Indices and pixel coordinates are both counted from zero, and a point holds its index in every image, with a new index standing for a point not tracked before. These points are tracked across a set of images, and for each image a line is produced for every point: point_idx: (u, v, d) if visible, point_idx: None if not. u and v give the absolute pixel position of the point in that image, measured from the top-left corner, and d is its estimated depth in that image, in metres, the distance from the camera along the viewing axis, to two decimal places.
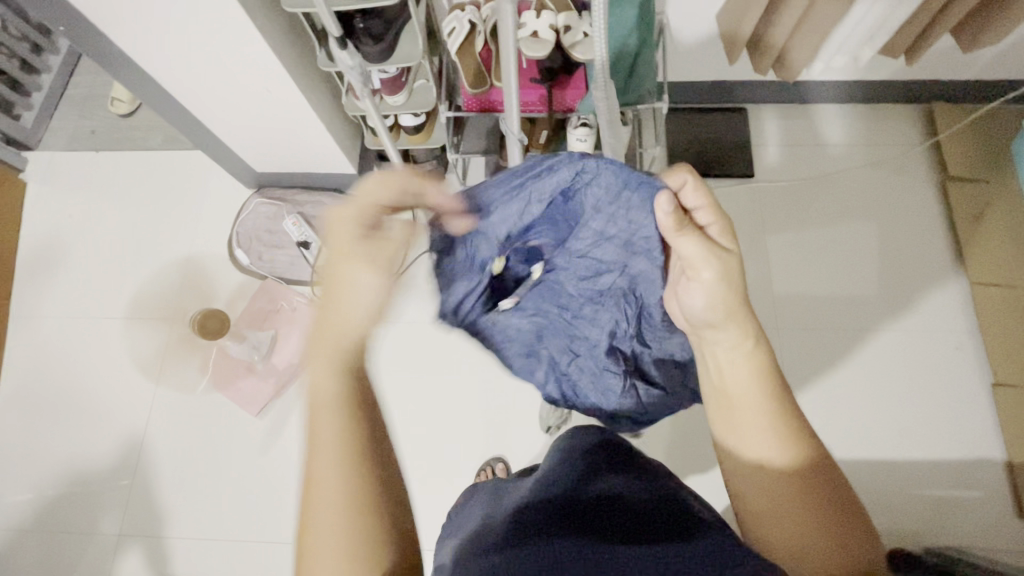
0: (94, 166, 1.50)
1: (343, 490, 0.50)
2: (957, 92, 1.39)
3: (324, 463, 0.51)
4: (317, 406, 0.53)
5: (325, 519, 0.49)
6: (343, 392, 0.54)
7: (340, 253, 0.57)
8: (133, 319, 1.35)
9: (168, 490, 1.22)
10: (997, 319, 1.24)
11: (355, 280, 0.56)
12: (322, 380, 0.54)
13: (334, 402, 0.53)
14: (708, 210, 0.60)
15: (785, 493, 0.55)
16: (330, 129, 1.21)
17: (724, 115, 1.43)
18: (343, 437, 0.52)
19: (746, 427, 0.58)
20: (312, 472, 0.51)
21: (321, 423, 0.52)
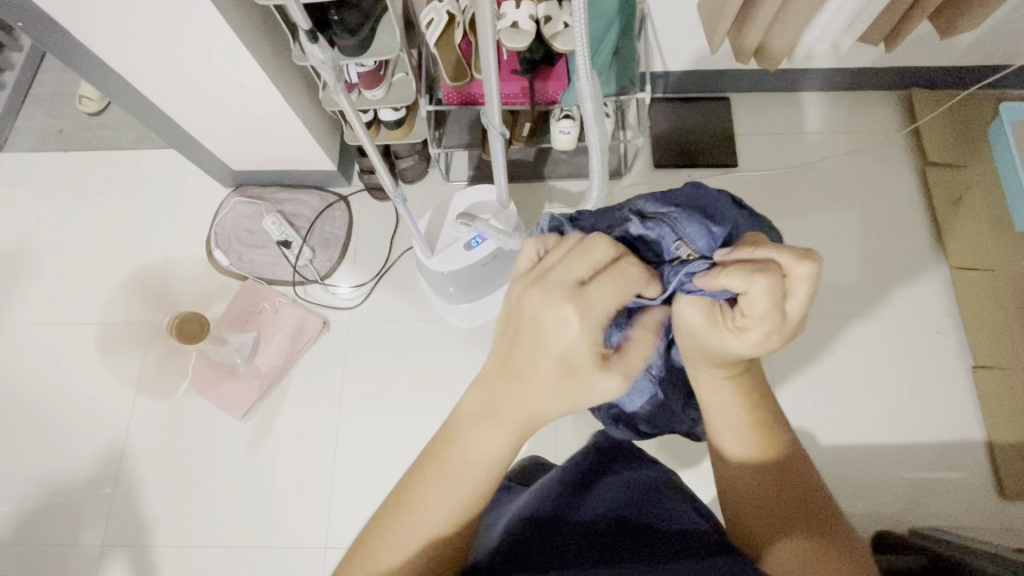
0: (63, 167, 1.45)
1: (437, 533, 0.51)
2: (934, 79, 1.40)
3: (439, 505, 0.50)
4: (456, 444, 0.52)
5: (413, 544, 0.50)
6: (493, 467, 0.52)
7: (542, 300, 0.50)
8: (110, 324, 1.31)
9: (153, 498, 1.20)
10: (976, 302, 1.26)
11: (547, 338, 0.50)
12: (484, 441, 0.51)
13: (484, 468, 0.51)
14: (754, 317, 0.53)
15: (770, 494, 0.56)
16: (307, 125, 1.18)
17: (706, 104, 1.43)
18: (469, 499, 0.51)
19: (726, 437, 0.60)
20: (419, 499, 0.51)
21: (457, 466, 0.51)
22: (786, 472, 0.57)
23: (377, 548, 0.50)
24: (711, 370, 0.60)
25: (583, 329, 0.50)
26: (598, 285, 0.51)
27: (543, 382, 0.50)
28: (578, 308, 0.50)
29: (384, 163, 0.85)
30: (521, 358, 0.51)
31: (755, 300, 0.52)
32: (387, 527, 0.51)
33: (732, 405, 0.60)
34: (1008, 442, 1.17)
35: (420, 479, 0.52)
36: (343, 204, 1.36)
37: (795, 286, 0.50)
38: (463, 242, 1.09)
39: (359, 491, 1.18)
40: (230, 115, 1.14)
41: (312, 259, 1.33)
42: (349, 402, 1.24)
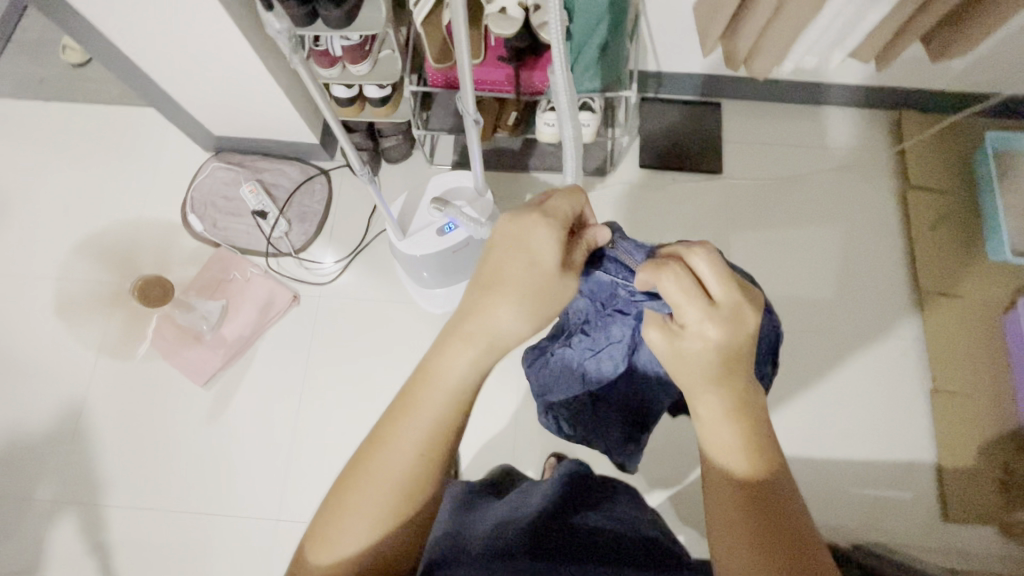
0: (40, 116, 1.42)
1: (405, 472, 0.54)
2: (925, 103, 1.40)
3: (411, 437, 0.55)
4: (427, 375, 0.57)
5: (383, 482, 0.54)
6: (464, 387, 0.57)
7: (521, 215, 0.60)
8: (76, 281, 1.29)
9: (109, 458, 1.20)
10: (942, 327, 1.28)
11: (524, 249, 0.59)
12: (455, 364, 0.57)
13: (452, 394, 0.56)
14: (690, 302, 0.56)
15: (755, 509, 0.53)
16: (289, 95, 1.16)
17: (699, 108, 1.42)
18: (442, 427, 0.56)
19: (717, 445, 0.56)
20: (389, 436, 0.55)
21: (431, 396, 0.56)
22: (778, 501, 0.53)
23: (356, 479, 0.54)
24: (710, 400, 0.56)
25: (555, 229, 0.59)
26: (557, 196, 0.62)
27: (511, 288, 0.58)
28: (546, 212, 0.60)
29: (348, 136, 0.85)
30: (496, 271, 0.59)
31: (671, 292, 0.57)
32: (361, 469, 0.54)
33: (734, 448, 0.55)
34: (958, 467, 1.20)
35: (396, 410, 0.56)
36: (324, 178, 1.35)
37: (701, 272, 0.58)
38: (435, 227, 1.08)
39: (315, 467, 1.19)
40: (208, 77, 1.11)
41: (288, 232, 1.31)
42: (313, 378, 1.24)
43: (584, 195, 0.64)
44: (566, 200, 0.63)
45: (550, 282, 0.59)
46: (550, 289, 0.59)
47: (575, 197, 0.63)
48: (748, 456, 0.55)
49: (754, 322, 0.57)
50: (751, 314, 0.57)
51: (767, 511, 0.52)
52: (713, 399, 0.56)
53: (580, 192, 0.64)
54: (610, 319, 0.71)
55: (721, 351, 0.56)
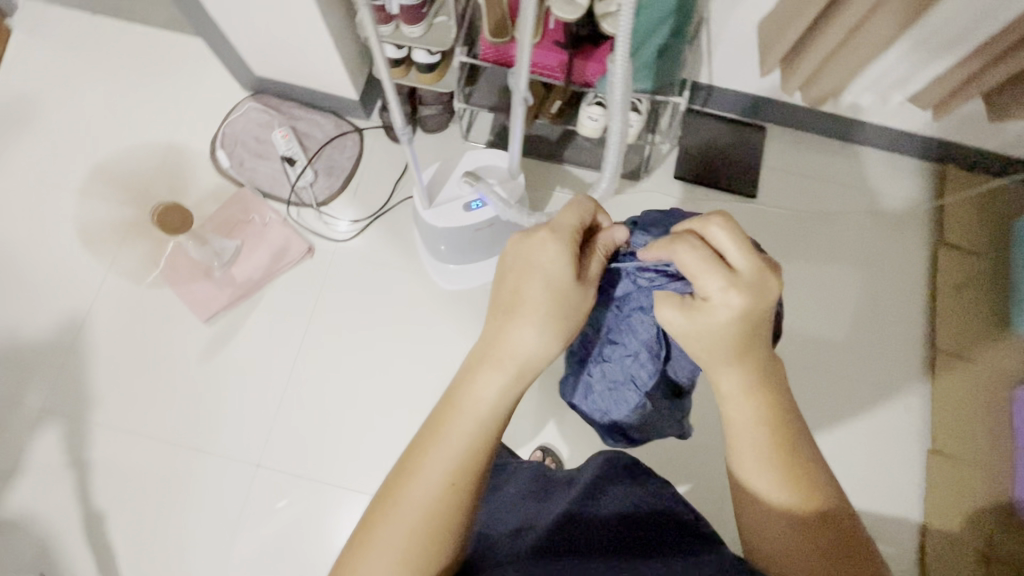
0: (85, 27, 1.41)
1: (435, 498, 0.53)
2: (974, 160, 1.37)
3: (440, 463, 0.54)
4: (456, 402, 0.57)
5: (413, 512, 0.53)
6: (494, 411, 0.57)
7: (532, 239, 0.62)
8: (97, 196, 1.29)
9: (102, 376, 1.20)
10: (951, 388, 1.26)
11: (537, 268, 0.61)
12: (485, 389, 0.57)
13: (483, 417, 0.57)
14: (706, 272, 0.56)
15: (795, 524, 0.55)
16: (337, 47, 1.15)
17: (742, 128, 1.40)
18: (472, 452, 0.55)
19: (751, 456, 0.57)
20: (419, 465, 0.55)
21: (460, 423, 0.56)
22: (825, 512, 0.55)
23: (385, 514, 0.53)
24: (728, 373, 0.59)
25: (564, 241, 0.62)
26: (561, 212, 0.64)
27: (537, 311, 0.59)
28: (551, 227, 0.63)
29: (398, 101, 0.83)
30: (517, 294, 0.61)
31: (687, 263, 0.57)
32: (389, 503, 0.54)
33: (751, 425, 0.58)
34: (943, 530, 1.18)
35: (426, 439, 0.56)
36: (356, 135, 1.34)
37: (719, 243, 0.57)
38: (463, 201, 1.06)
39: (304, 420, 1.19)
40: (258, 15, 1.10)
41: (313, 183, 1.30)
42: (315, 332, 1.23)
43: (588, 202, 0.65)
44: (570, 213, 0.64)
45: (565, 292, 0.61)
46: (570, 299, 0.61)
47: (577, 207, 0.65)
48: (785, 477, 0.56)
49: (777, 288, 0.57)
50: (770, 277, 0.56)
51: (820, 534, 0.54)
52: (732, 372, 0.59)
53: (586, 200, 0.66)
54: (633, 317, 0.72)
55: (739, 321, 0.56)
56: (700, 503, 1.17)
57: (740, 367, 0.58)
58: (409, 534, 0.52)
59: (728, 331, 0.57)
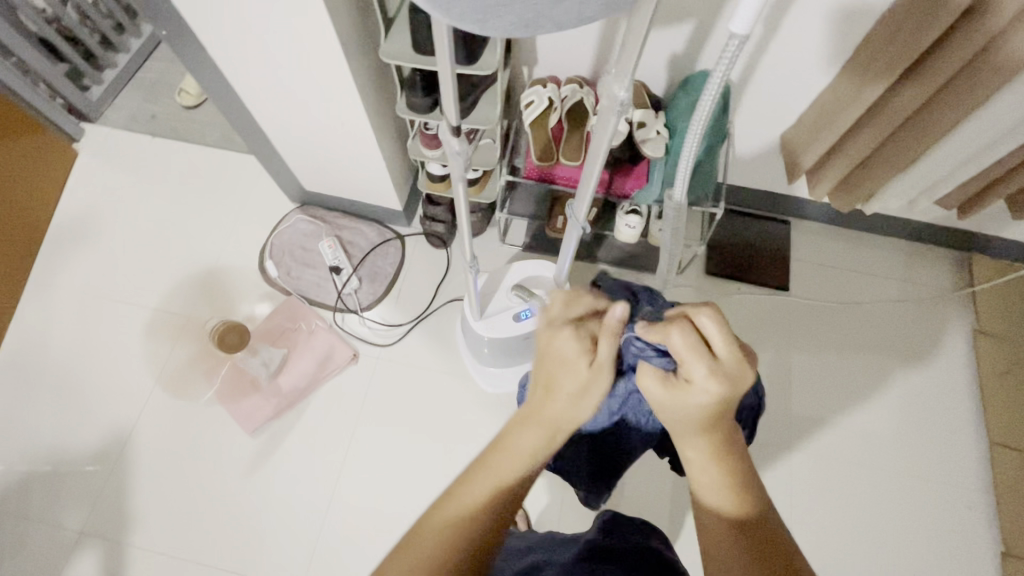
0: (147, 148, 1.52)
1: (470, 533, 0.52)
2: (998, 250, 1.41)
3: (479, 498, 0.55)
4: (501, 445, 0.58)
5: (442, 543, 0.51)
6: (533, 459, 0.57)
7: (548, 327, 0.62)
8: (150, 308, 1.34)
9: (144, 492, 1.18)
10: (1014, 483, 1.22)
11: (562, 351, 0.60)
12: (526, 438, 0.58)
13: (523, 462, 0.57)
14: (690, 355, 0.55)
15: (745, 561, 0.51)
16: (388, 166, 1.24)
17: (769, 223, 1.45)
18: (506, 486, 0.55)
19: (711, 492, 0.56)
20: (459, 495, 0.55)
21: (506, 455, 0.57)
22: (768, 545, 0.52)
23: (416, 543, 0.52)
24: (697, 441, 0.57)
25: (570, 326, 0.61)
26: (576, 302, 0.64)
27: (568, 385, 0.59)
28: (555, 321, 0.63)
29: (469, 223, 0.88)
30: (548, 374, 0.60)
31: (676, 347, 0.56)
32: (421, 530, 0.53)
33: (720, 483, 0.55)
34: None
35: (461, 481, 0.57)
36: (399, 243, 1.40)
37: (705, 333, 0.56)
38: (513, 313, 1.11)
39: (349, 535, 1.15)
40: (319, 142, 1.19)
41: (357, 290, 1.34)
42: (360, 440, 1.22)
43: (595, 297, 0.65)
44: (581, 306, 0.64)
45: (584, 371, 0.59)
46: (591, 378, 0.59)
47: (585, 300, 0.64)
48: (737, 504, 0.55)
49: (752, 378, 0.56)
50: (751, 371, 0.56)
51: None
52: (700, 440, 0.57)
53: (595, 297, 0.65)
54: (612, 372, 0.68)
55: (715, 397, 0.55)
56: None
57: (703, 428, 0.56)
58: (435, 550, 0.51)
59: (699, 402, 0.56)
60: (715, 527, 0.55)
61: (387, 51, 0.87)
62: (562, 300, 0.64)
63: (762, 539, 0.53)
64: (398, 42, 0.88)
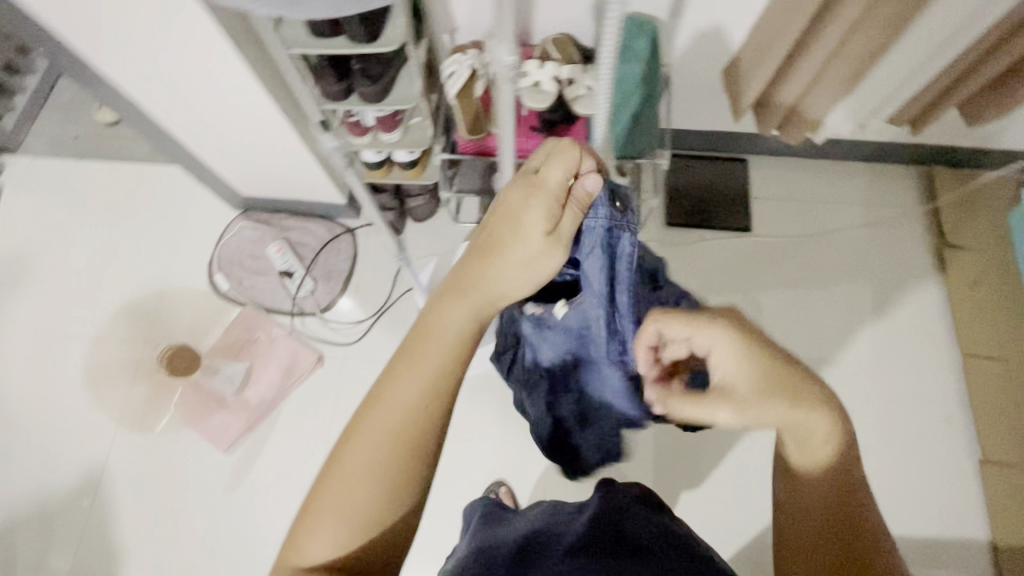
0: (75, 173, 1.45)
1: (406, 426, 0.49)
2: (959, 160, 1.37)
3: (408, 391, 0.50)
4: (427, 329, 0.53)
5: (379, 441, 0.48)
6: (464, 334, 0.54)
7: (512, 195, 0.59)
8: (102, 341, 1.29)
9: (128, 523, 1.17)
10: (988, 391, 1.22)
11: (521, 218, 0.58)
12: (450, 317, 0.54)
13: (451, 344, 0.53)
14: (723, 354, 0.56)
15: (829, 531, 0.55)
16: (320, 161, 1.18)
17: (726, 164, 1.40)
18: (422, 408, 0.50)
19: (816, 458, 0.55)
20: (385, 394, 0.50)
21: (425, 359, 0.51)
22: (854, 528, 0.55)
23: (352, 447, 0.48)
24: (802, 419, 0.54)
25: (523, 188, 0.59)
26: (549, 163, 0.59)
27: (510, 257, 0.57)
28: (527, 183, 0.59)
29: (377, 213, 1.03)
30: (491, 240, 0.58)
31: (714, 350, 0.56)
32: (357, 431, 0.49)
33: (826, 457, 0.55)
34: (1013, 545, 1.13)
35: (387, 374, 0.51)
36: (350, 237, 1.35)
37: (715, 341, 0.56)
38: None
39: None
40: (242, 146, 1.13)
41: (313, 291, 1.31)
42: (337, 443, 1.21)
43: (573, 145, 0.59)
44: (544, 177, 0.59)
45: (535, 243, 0.57)
46: (535, 249, 0.57)
47: (564, 159, 0.59)
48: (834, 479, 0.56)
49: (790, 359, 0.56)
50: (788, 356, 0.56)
51: (853, 547, 0.54)
52: (819, 417, 0.54)
53: (572, 148, 0.59)
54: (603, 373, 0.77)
55: (764, 374, 0.54)
56: (754, 553, 1.15)
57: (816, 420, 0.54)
58: (361, 484, 0.47)
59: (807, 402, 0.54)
60: (815, 491, 0.56)
61: (281, 41, 0.82)
62: (546, 166, 0.59)
63: (850, 514, 0.55)
64: (292, 31, 0.82)
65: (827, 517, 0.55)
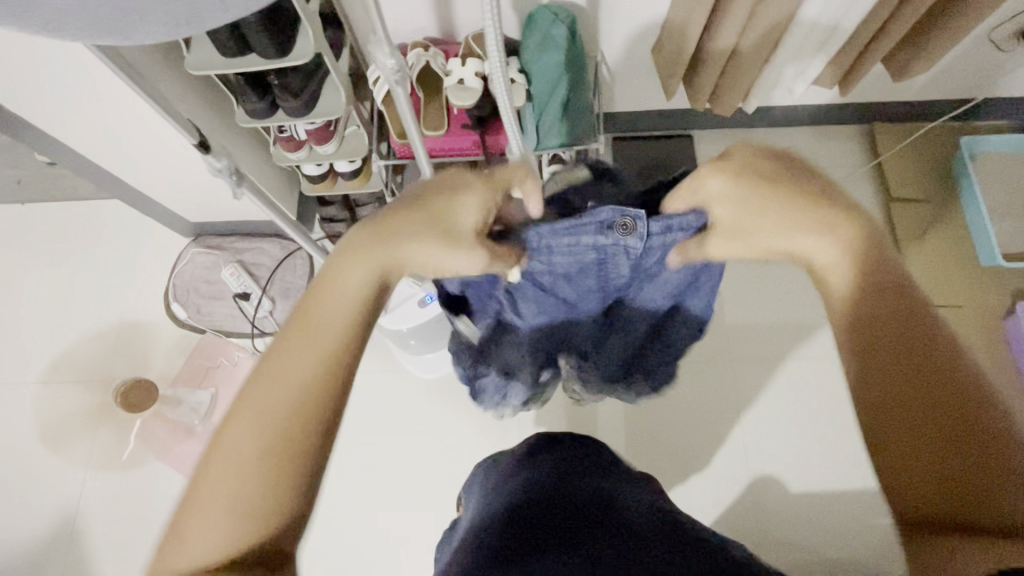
0: (19, 219, 1.42)
1: (298, 394, 0.43)
2: (896, 115, 1.40)
3: (301, 354, 0.44)
4: (319, 289, 0.47)
5: (269, 410, 0.42)
6: (364, 297, 0.47)
7: (450, 176, 0.52)
8: (63, 383, 1.28)
9: (104, 565, 1.15)
10: None
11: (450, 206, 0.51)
12: (351, 276, 0.47)
13: (350, 306, 0.47)
14: (721, 182, 0.52)
15: (929, 391, 0.43)
16: (262, 181, 1.17)
17: (671, 141, 1.42)
18: (318, 372, 0.44)
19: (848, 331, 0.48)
20: (275, 360, 0.43)
21: (318, 323, 0.45)
22: (964, 394, 0.42)
23: (235, 423, 0.42)
24: (830, 240, 0.50)
25: (482, 194, 0.51)
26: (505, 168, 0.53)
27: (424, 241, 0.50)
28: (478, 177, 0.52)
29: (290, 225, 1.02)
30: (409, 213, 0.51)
31: (713, 187, 0.52)
32: (242, 404, 0.42)
33: (884, 301, 0.47)
34: None
35: (277, 339, 0.45)
36: (304, 252, 1.34)
37: (714, 185, 0.53)
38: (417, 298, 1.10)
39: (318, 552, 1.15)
40: (178, 174, 1.12)
41: (272, 310, 1.30)
42: None
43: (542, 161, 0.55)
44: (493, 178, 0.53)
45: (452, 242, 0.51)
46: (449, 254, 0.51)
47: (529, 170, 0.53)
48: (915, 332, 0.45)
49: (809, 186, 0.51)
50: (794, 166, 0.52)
51: (954, 414, 0.42)
52: (846, 229, 0.50)
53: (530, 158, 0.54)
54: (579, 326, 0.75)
55: (743, 187, 0.52)
56: (732, 522, 1.16)
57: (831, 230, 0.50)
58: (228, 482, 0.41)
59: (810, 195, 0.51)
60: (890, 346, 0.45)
61: (192, 64, 0.81)
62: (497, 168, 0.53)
63: (958, 380, 0.43)
64: (203, 53, 0.82)
65: (932, 377, 0.43)
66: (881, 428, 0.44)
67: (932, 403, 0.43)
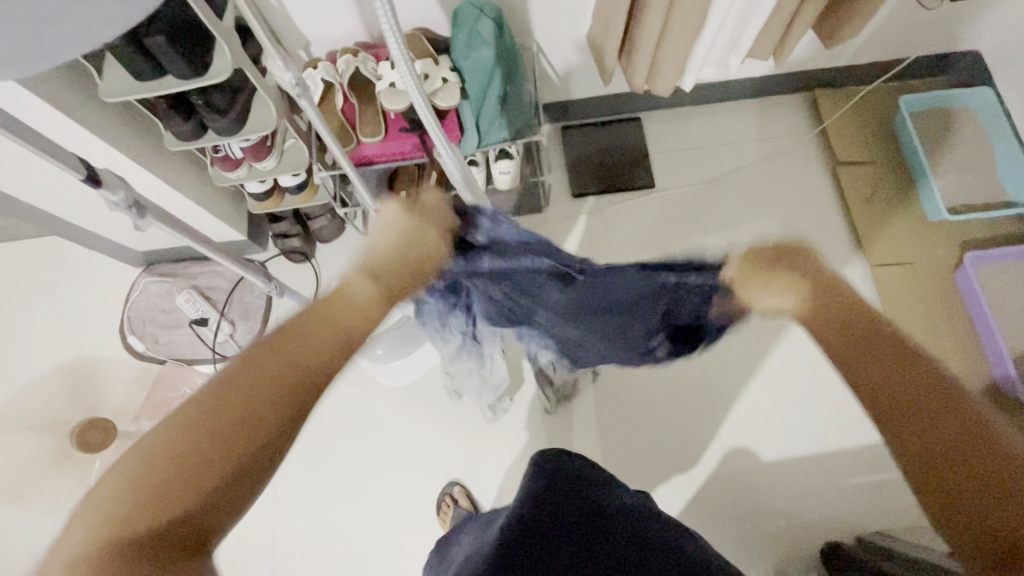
0: None
1: (303, 373, 0.46)
2: (836, 80, 1.42)
3: (314, 341, 0.48)
4: (341, 292, 0.52)
5: (267, 378, 0.44)
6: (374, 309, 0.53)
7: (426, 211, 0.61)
8: (22, 430, 1.24)
9: None
10: (903, 294, 1.26)
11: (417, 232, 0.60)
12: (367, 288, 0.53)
13: (361, 309, 0.52)
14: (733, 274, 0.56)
15: (941, 432, 0.44)
16: (203, 203, 1.14)
17: (620, 125, 1.42)
18: (320, 363, 0.47)
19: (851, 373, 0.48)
20: (292, 333, 0.48)
21: (332, 317, 0.50)
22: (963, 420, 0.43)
23: (242, 374, 0.44)
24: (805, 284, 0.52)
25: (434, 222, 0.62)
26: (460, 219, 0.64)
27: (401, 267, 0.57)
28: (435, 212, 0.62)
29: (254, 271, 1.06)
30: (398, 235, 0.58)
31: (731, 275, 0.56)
32: (254, 362, 0.45)
33: (860, 334, 0.48)
34: None
35: (295, 320, 0.49)
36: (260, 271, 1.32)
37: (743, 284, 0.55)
38: None
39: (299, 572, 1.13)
40: None
41: (232, 333, 1.28)
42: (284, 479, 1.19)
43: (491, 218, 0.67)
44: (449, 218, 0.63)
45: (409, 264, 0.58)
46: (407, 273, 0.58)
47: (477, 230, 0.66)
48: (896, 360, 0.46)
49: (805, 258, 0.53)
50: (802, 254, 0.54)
51: (959, 439, 0.43)
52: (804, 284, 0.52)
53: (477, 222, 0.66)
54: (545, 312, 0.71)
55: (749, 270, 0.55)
56: (710, 496, 1.17)
57: (793, 288, 0.52)
58: (168, 465, 0.40)
59: (788, 271, 0.53)
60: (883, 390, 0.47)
61: (105, 91, 0.79)
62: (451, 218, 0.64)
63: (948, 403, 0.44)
64: (115, 78, 0.79)
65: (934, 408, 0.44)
66: (919, 480, 0.44)
67: (946, 431, 0.43)
